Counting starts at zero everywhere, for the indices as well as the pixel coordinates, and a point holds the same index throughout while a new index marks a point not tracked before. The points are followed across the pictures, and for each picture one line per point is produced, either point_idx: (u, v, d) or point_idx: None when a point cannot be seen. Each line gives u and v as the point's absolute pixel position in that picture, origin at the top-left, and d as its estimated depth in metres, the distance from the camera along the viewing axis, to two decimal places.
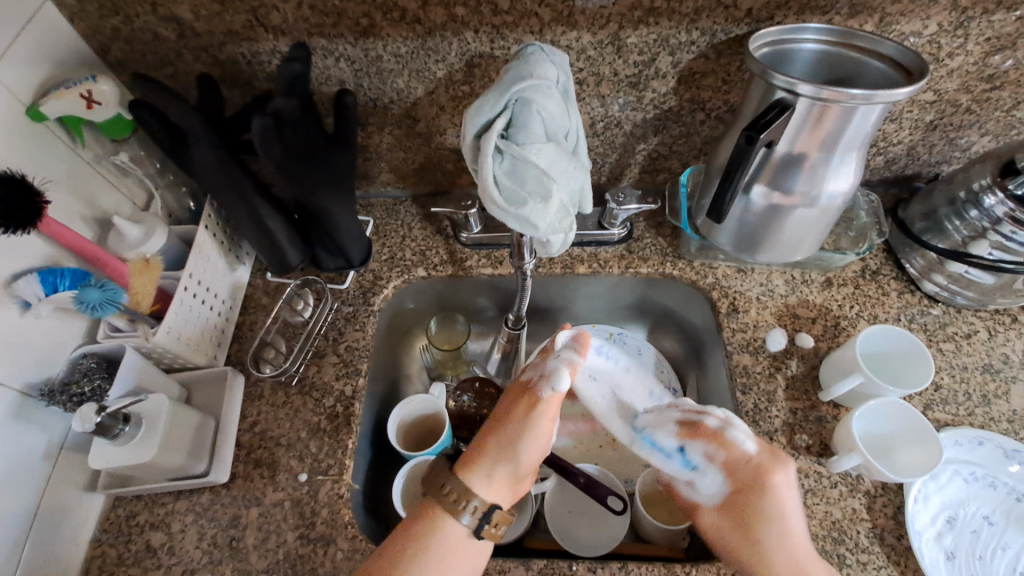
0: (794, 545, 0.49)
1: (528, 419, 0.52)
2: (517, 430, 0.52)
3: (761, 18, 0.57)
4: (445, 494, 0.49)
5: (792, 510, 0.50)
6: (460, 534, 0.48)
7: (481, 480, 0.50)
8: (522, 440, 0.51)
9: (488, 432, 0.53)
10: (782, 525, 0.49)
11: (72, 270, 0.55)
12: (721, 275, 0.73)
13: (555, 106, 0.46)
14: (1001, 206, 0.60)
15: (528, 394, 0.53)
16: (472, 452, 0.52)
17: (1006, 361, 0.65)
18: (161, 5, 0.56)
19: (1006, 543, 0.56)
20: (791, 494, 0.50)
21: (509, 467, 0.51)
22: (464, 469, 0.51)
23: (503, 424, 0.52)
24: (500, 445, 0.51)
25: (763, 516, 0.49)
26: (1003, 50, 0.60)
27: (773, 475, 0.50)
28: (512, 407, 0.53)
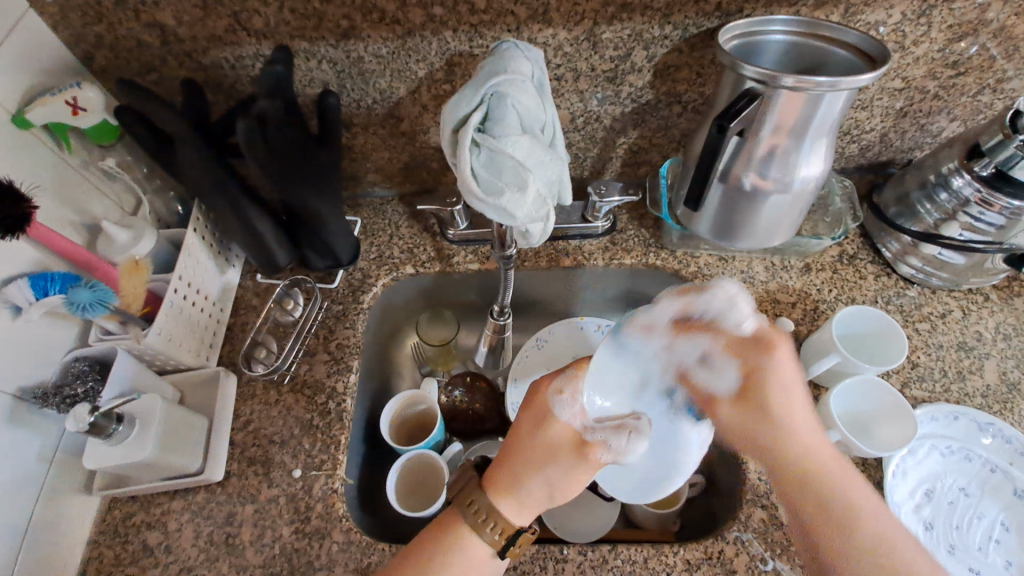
0: (802, 423, 0.53)
1: (575, 476, 0.51)
2: (557, 477, 0.50)
3: (730, 11, 0.58)
4: (472, 510, 0.51)
5: (782, 379, 0.54)
6: (481, 552, 0.50)
7: (510, 505, 0.51)
8: (564, 484, 0.51)
9: (525, 472, 0.51)
10: (782, 391, 0.54)
11: (62, 274, 0.56)
12: (703, 263, 0.75)
13: (529, 100, 0.48)
14: (968, 188, 0.62)
15: (585, 443, 0.51)
16: (500, 478, 0.52)
17: (979, 339, 0.67)
18: (144, 12, 0.57)
19: (981, 513, 0.57)
20: (792, 366, 0.55)
21: (541, 503, 0.51)
22: (496, 493, 0.51)
23: (545, 466, 0.51)
24: (539, 489, 0.51)
25: (765, 388, 0.54)
26: (965, 37, 0.62)
27: (776, 347, 0.55)
28: (564, 451, 0.51)
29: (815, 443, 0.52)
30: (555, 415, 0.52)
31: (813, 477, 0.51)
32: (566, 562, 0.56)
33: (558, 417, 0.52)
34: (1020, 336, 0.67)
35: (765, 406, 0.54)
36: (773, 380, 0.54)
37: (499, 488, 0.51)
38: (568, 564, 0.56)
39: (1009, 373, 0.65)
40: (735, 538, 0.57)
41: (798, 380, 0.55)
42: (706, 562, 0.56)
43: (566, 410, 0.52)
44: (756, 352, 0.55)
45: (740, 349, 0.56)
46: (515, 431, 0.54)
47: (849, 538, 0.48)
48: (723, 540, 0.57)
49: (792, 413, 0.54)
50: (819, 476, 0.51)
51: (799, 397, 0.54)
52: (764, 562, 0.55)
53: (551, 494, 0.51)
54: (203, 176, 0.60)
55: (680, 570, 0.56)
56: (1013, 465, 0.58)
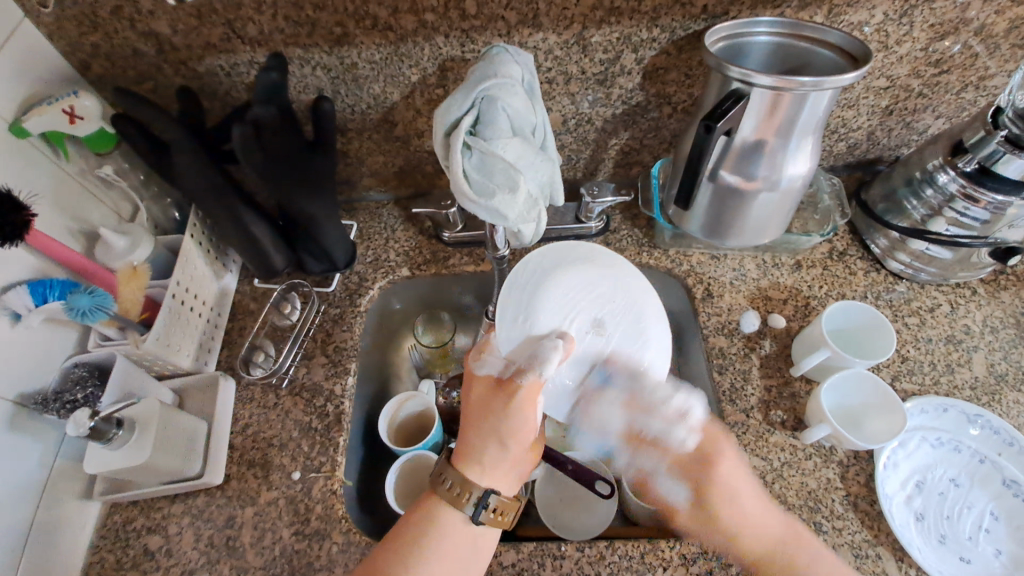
0: (748, 515, 0.53)
1: (507, 411, 0.52)
2: (501, 422, 0.52)
3: (716, 13, 0.59)
4: (444, 483, 0.51)
5: (732, 482, 0.55)
6: (459, 523, 0.50)
7: (473, 470, 0.52)
8: (507, 425, 0.52)
9: (474, 430, 0.53)
10: (730, 500, 0.54)
11: (61, 281, 0.56)
12: (696, 262, 0.76)
13: (519, 103, 0.49)
14: (953, 184, 0.64)
15: (502, 380, 0.53)
16: (463, 449, 0.53)
17: (967, 332, 0.68)
18: (139, 21, 0.58)
19: (971, 503, 0.58)
20: (740, 473, 0.55)
21: (497, 454, 0.52)
22: (461, 463, 0.52)
23: (484, 416, 0.52)
24: (490, 440, 0.52)
25: (713, 488, 0.55)
26: (947, 36, 0.63)
27: (716, 458, 0.55)
28: (490, 397, 0.53)
29: (767, 526, 0.53)
30: (475, 371, 0.55)
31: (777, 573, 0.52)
32: (564, 558, 0.57)
33: (479, 373, 0.54)
34: (1007, 329, 0.69)
35: (714, 514, 0.54)
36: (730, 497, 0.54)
37: (461, 458, 0.52)
38: (566, 560, 0.57)
39: (997, 364, 0.66)
40: None
41: (744, 479, 0.55)
42: (701, 557, 0.57)
43: (487, 368, 0.54)
44: (701, 471, 0.56)
45: (687, 463, 0.56)
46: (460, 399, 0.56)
47: None
48: None
49: (741, 513, 0.54)
50: (778, 568, 0.52)
51: (749, 487, 0.55)
52: None
53: (504, 442, 0.52)
54: (200, 182, 0.60)
55: (676, 565, 0.56)
56: (1001, 456, 0.59)
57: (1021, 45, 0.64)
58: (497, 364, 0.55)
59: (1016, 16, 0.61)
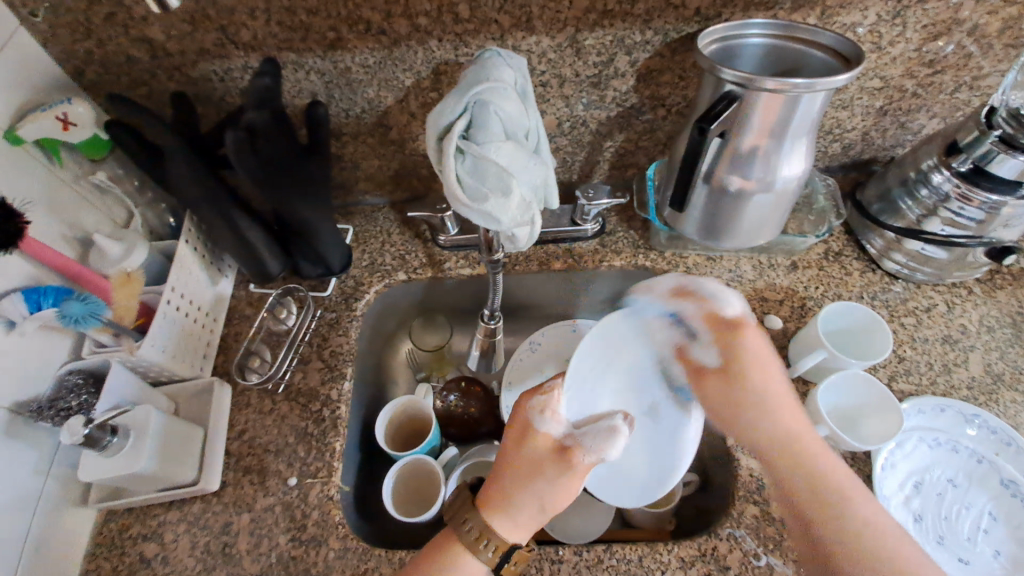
0: (782, 412, 0.54)
1: (559, 479, 0.50)
2: (546, 491, 0.50)
3: (709, 16, 0.60)
4: (465, 529, 0.50)
5: (762, 377, 0.56)
6: (478, 572, 0.49)
7: (503, 523, 0.50)
8: (554, 494, 0.50)
9: (514, 485, 0.51)
10: (760, 400, 0.55)
11: (55, 287, 0.56)
12: (692, 264, 0.75)
13: (512, 107, 0.49)
14: (948, 183, 0.63)
15: (565, 448, 0.52)
16: (494, 497, 0.51)
17: (963, 332, 0.68)
18: (133, 27, 0.58)
19: (969, 503, 0.58)
20: (761, 347, 0.57)
21: (534, 514, 0.50)
22: (492, 513, 0.50)
23: (533, 480, 0.51)
24: (531, 506, 0.50)
25: (746, 372, 0.56)
26: (940, 36, 0.63)
27: (745, 329, 0.58)
28: (546, 459, 0.51)
29: (806, 439, 0.53)
30: (535, 426, 0.53)
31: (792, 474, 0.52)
32: (562, 563, 0.57)
33: (539, 429, 0.53)
34: (1003, 328, 0.69)
35: (736, 379, 0.56)
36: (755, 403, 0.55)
37: (491, 507, 0.51)
38: (563, 564, 0.57)
39: (993, 364, 0.66)
40: (728, 535, 0.57)
41: (770, 357, 0.57)
42: (700, 560, 0.56)
43: (547, 425, 0.53)
44: (729, 335, 0.57)
45: (716, 328, 0.57)
46: (507, 446, 0.54)
47: (843, 523, 0.48)
48: (716, 537, 0.57)
49: (765, 399, 0.55)
50: (816, 471, 0.51)
51: (775, 373, 0.57)
52: (757, 557, 0.56)
53: (544, 505, 0.50)
54: (194, 187, 0.60)
55: (674, 568, 0.56)
56: (999, 456, 0.59)
57: (1014, 45, 0.64)
58: (559, 425, 0.53)
59: (1009, 15, 0.61)
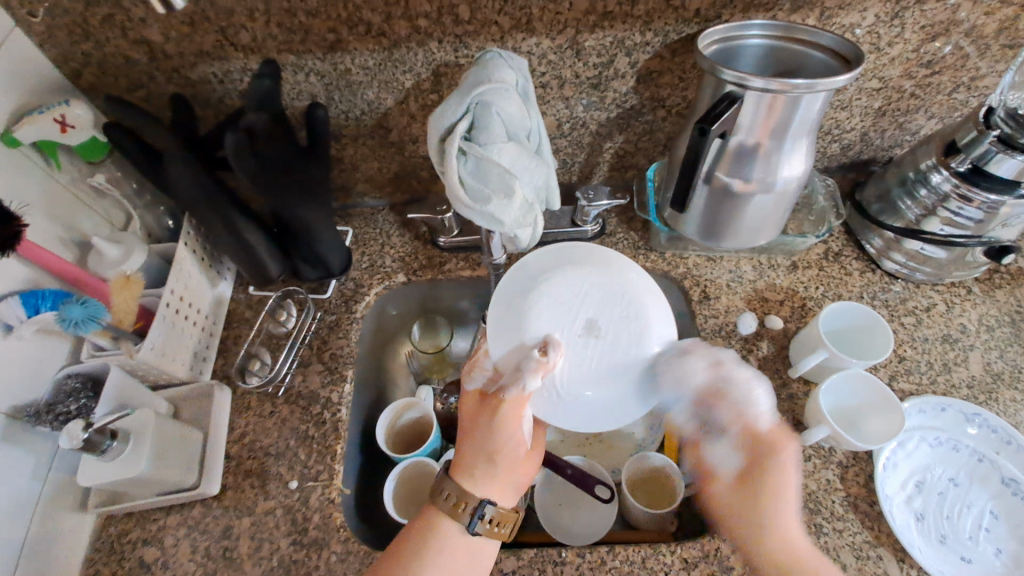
0: (792, 504, 0.53)
1: (492, 419, 0.54)
2: (497, 432, 0.54)
3: (709, 17, 0.60)
4: (443, 496, 0.52)
5: (787, 479, 0.54)
6: (455, 535, 0.51)
7: (469, 481, 0.53)
8: (498, 437, 0.54)
9: (466, 442, 0.55)
10: (782, 483, 0.54)
11: (53, 291, 0.55)
12: (692, 265, 0.76)
13: (514, 108, 0.49)
14: (947, 183, 0.64)
15: (487, 393, 0.56)
16: (460, 462, 0.54)
17: (963, 331, 0.68)
18: (131, 29, 0.58)
19: (971, 502, 0.58)
20: (793, 467, 0.54)
21: (485, 461, 0.54)
22: (458, 476, 0.54)
23: (484, 429, 0.54)
24: (488, 456, 0.53)
25: (763, 476, 0.54)
26: (938, 37, 0.63)
27: (781, 453, 0.55)
28: (476, 410, 0.56)
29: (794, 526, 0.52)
30: (467, 385, 0.57)
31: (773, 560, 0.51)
32: (564, 564, 0.57)
33: (469, 387, 0.57)
34: (1002, 327, 0.69)
35: (760, 498, 0.54)
36: (780, 503, 0.53)
37: (457, 473, 0.54)
38: (566, 566, 0.56)
39: (993, 363, 0.66)
40: (731, 535, 0.57)
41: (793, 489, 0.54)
42: (703, 561, 0.56)
43: (475, 382, 0.57)
44: (762, 452, 0.55)
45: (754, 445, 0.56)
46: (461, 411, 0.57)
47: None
48: (719, 537, 0.57)
49: (785, 493, 0.53)
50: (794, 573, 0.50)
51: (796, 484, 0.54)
52: None
53: (491, 451, 0.54)
54: (194, 190, 0.60)
55: (677, 569, 0.56)
56: (1000, 454, 0.59)
57: (1011, 45, 0.65)
58: (484, 376, 0.57)
59: (1006, 16, 0.61)
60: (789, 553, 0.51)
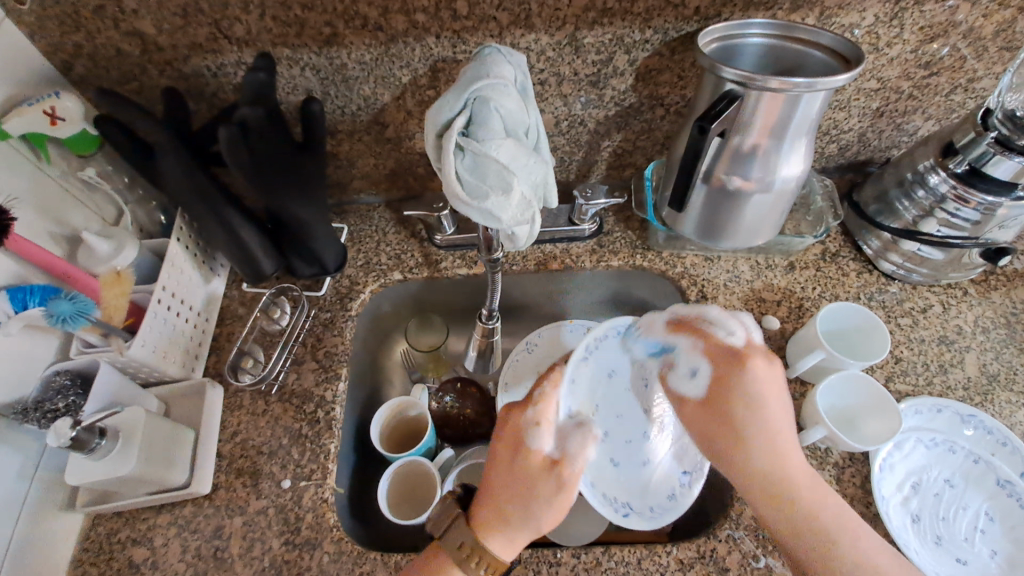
0: (779, 429, 0.48)
1: (556, 498, 0.48)
2: (546, 505, 0.48)
3: (709, 15, 0.59)
4: (456, 545, 0.49)
5: (751, 416, 0.49)
6: None
7: (499, 542, 0.49)
8: (552, 515, 0.48)
9: (505, 501, 0.49)
10: (751, 405, 0.49)
11: (41, 286, 0.54)
12: (690, 264, 0.75)
13: (512, 104, 0.48)
14: (944, 184, 0.64)
15: (555, 461, 0.49)
16: (488, 518, 0.49)
17: (959, 333, 0.69)
18: (124, 20, 0.57)
19: (966, 504, 0.58)
20: (773, 382, 0.50)
21: (529, 534, 0.48)
22: (484, 532, 0.49)
23: (530, 496, 0.48)
24: (531, 527, 0.48)
25: (733, 402, 0.49)
26: (936, 38, 0.63)
27: (749, 362, 0.50)
28: (536, 475, 0.49)
29: (790, 459, 0.48)
30: (528, 445, 0.50)
31: (798, 502, 0.46)
32: (560, 565, 0.56)
33: (529, 446, 0.50)
34: (998, 329, 0.69)
35: (723, 380, 0.50)
36: (755, 403, 0.49)
37: (485, 526, 0.49)
38: (562, 567, 0.56)
39: (988, 365, 0.66)
40: (727, 535, 0.57)
41: (777, 397, 0.50)
42: (699, 561, 0.56)
43: (539, 442, 0.50)
44: (730, 367, 0.50)
45: (719, 360, 0.51)
46: (492, 467, 0.51)
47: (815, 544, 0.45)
48: (716, 539, 0.57)
49: (768, 423, 0.48)
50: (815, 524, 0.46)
51: (790, 430, 0.49)
52: (756, 559, 0.56)
53: (540, 527, 0.48)
54: (186, 185, 0.59)
55: (673, 570, 0.56)
56: (995, 456, 0.59)
57: (1008, 48, 0.65)
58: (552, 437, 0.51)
59: (1004, 18, 0.61)
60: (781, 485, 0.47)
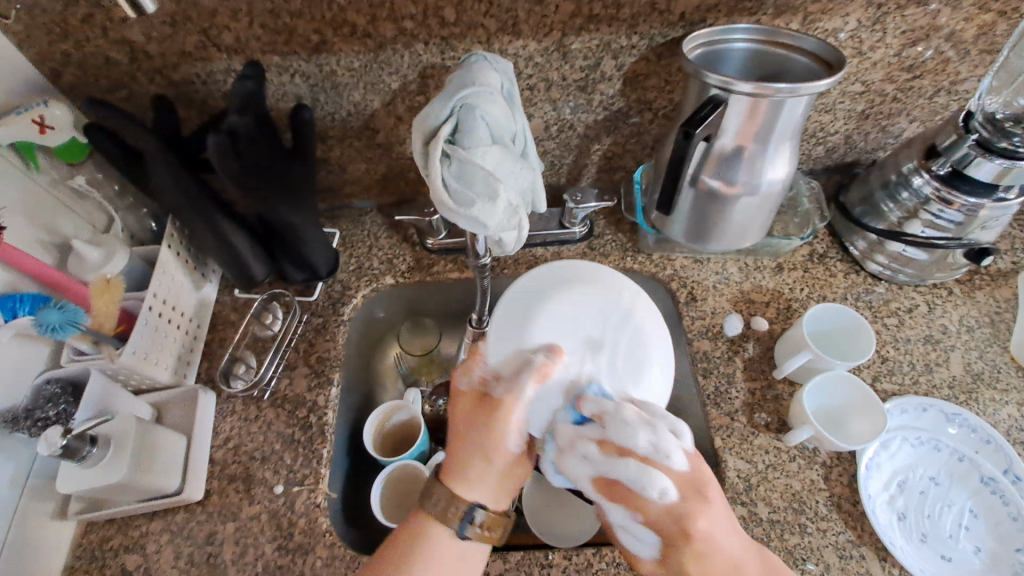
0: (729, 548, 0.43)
1: (491, 419, 0.49)
2: (487, 432, 0.49)
3: (694, 21, 0.60)
4: (433, 501, 0.49)
5: (721, 529, 0.43)
6: (445, 539, 0.48)
7: (458, 482, 0.49)
8: (489, 432, 0.49)
9: (460, 441, 0.50)
10: (707, 542, 0.43)
11: (32, 294, 0.54)
12: (679, 266, 0.76)
13: (498, 111, 0.49)
14: (927, 186, 0.64)
15: (483, 394, 0.51)
16: (449, 462, 0.50)
17: (944, 332, 0.69)
18: (112, 29, 0.57)
19: (951, 501, 0.59)
20: (724, 522, 0.44)
21: (482, 463, 0.49)
22: (454, 484, 0.49)
23: (470, 426, 0.50)
24: (480, 452, 0.49)
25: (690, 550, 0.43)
26: (919, 42, 0.64)
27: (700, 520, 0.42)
28: (471, 405, 0.51)
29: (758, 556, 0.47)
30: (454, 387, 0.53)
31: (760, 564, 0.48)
32: (552, 566, 0.57)
33: (461, 389, 0.53)
34: (982, 328, 0.70)
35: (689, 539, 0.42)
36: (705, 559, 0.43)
37: (448, 473, 0.50)
38: (554, 568, 0.56)
39: (973, 363, 0.67)
40: None
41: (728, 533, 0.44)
42: None
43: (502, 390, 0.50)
44: (694, 505, 0.43)
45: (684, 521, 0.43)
46: (453, 423, 0.52)
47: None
48: None
49: (730, 547, 0.44)
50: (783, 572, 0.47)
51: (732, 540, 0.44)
52: None
53: (488, 449, 0.49)
54: (176, 192, 0.59)
55: None
56: (979, 454, 0.60)
57: (989, 51, 0.66)
58: (479, 378, 0.53)
59: (984, 22, 0.62)
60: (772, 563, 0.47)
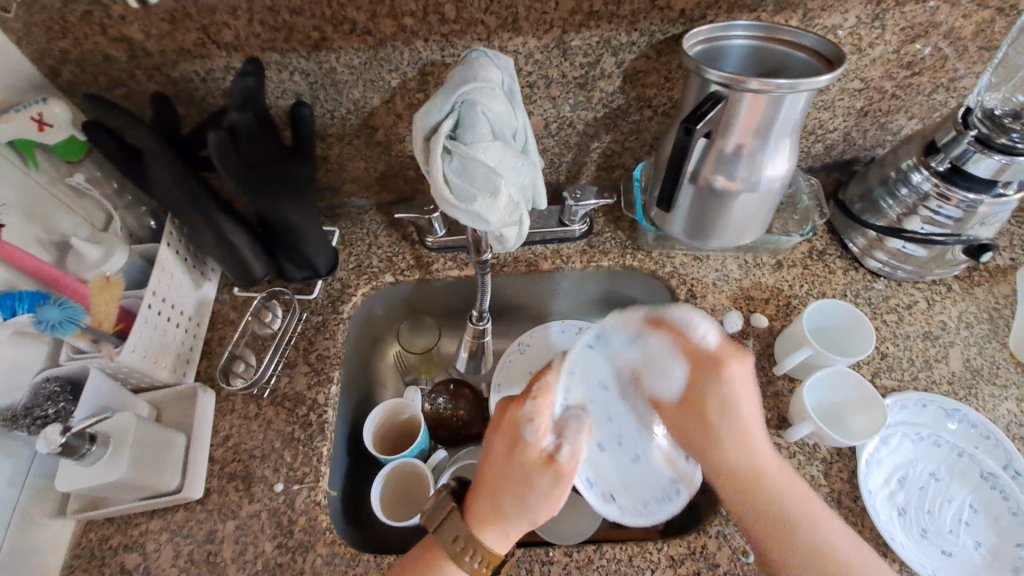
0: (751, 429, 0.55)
1: (549, 491, 0.47)
2: (539, 500, 0.48)
3: (694, 18, 0.60)
4: (447, 537, 0.49)
5: (743, 408, 0.55)
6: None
7: (492, 534, 0.49)
8: (542, 504, 0.48)
9: (503, 496, 0.49)
10: (724, 406, 0.55)
11: (30, 292, 0.53)
12: (679, 264, 0.76)
13: (499, 107, 0.49)
14: (927, 183, 0.65)
15: (549, 457, 0.48)
16: (483, 510, 0.50)
17: (943, 328, 0.70)
18: (111, 27, 0.57)
19: (951, 496, 0.59)
20: (745, 384, 0.55)
21: (522, 524, 0.49)
22: (479, 527, 0.49)
23: (523, 489, 0.48)
24: (525, 519, 0.48)
25: (707, 401, 0.55)
26: (917, 38, 0.64)
27: (728, 368, 0.54)
28: (534, 469, 0.48)
29: (755, 445, 0.54)
30: (522, 438, 0.50)
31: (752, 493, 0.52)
32: (553, 564, 0.56)
33: (527, 438, 0.49)
34: (981, 324, 0.70)
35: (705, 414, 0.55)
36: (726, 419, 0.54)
37: (478, 519, 0.49)
38: (554, 565, 0.56)
39: (972, 359, 0.67)
40: (717, 531, 0.58)
41: (748, 394, 0.55)
42: (689, 557, 0.57)
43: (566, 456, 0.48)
44: (709, 369, 0.55)
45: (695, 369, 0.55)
46: (489, 461, 0.51)
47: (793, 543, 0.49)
48: (706, 535, 0.58)
49: (742, 421, 0.54)
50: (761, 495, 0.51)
51: (750, 410, 0.55)
52: (746, 554, 0.56)
53: (532, 515, 0.48)
54: (175, 190, 0.59)
55: (664, 566, 0.56)
56: (978, 449, 0.61)
57: (987, 48, 0.66)
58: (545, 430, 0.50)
59: (982, 19, 0.63)
60: (748, 486, 0.52)
